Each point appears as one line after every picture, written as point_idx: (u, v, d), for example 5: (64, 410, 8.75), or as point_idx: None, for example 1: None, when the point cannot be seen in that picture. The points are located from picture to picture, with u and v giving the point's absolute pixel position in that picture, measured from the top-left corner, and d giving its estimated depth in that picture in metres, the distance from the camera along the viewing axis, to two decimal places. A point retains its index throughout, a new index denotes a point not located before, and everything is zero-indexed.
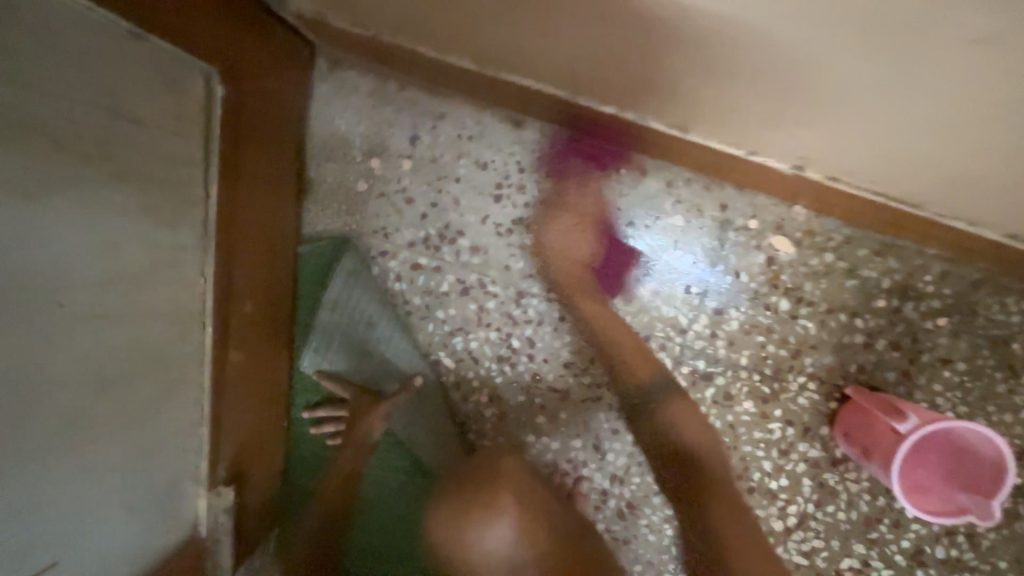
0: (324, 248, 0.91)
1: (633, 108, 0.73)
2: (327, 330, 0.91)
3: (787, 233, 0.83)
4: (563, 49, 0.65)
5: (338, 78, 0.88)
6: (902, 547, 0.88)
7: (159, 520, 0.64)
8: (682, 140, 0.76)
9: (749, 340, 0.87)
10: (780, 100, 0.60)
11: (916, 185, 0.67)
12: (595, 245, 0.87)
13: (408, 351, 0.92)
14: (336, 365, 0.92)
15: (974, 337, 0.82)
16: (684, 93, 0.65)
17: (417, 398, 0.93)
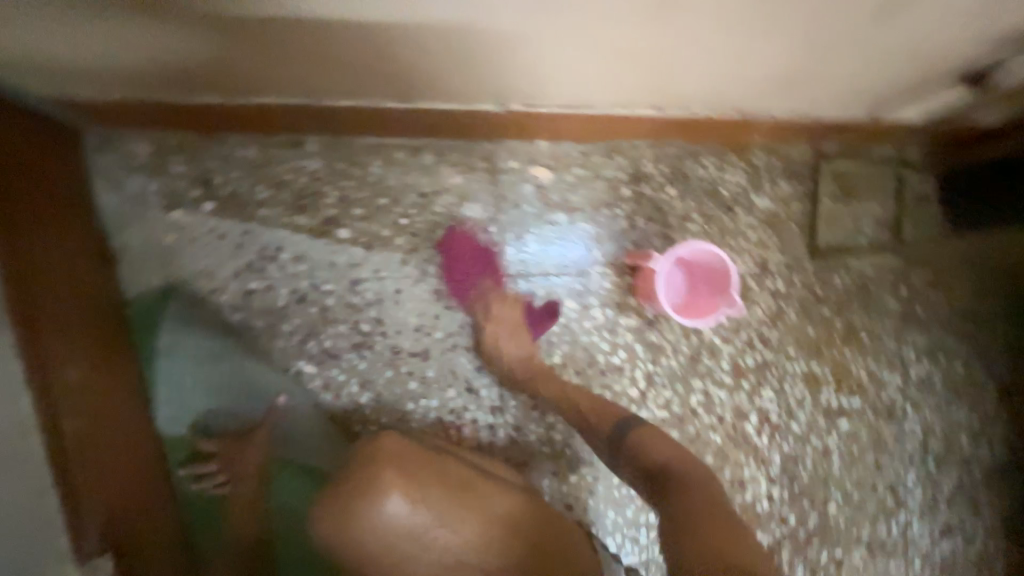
0: (150, 306, 0.94)
1: (367, 97, 0.90)
2: (180, 379, 0.94)
3: (541, 163, 1.05)
4: (280, 72, 0.80)
5: (116, 150, 0.95)
6: (726, 368, 1.09)
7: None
8: (418, 112, 0.94)
9: (551, 253, 1.05)
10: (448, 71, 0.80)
11: (581, 97, 0.90)
12: (401, 220, 1.01)
13: (268, 371, 0.98)
14: (200, 408, 0.94)
15: (695, 194, 1.10)
16: (387, 79, 0.84)
17: (289, 413, 0.97)
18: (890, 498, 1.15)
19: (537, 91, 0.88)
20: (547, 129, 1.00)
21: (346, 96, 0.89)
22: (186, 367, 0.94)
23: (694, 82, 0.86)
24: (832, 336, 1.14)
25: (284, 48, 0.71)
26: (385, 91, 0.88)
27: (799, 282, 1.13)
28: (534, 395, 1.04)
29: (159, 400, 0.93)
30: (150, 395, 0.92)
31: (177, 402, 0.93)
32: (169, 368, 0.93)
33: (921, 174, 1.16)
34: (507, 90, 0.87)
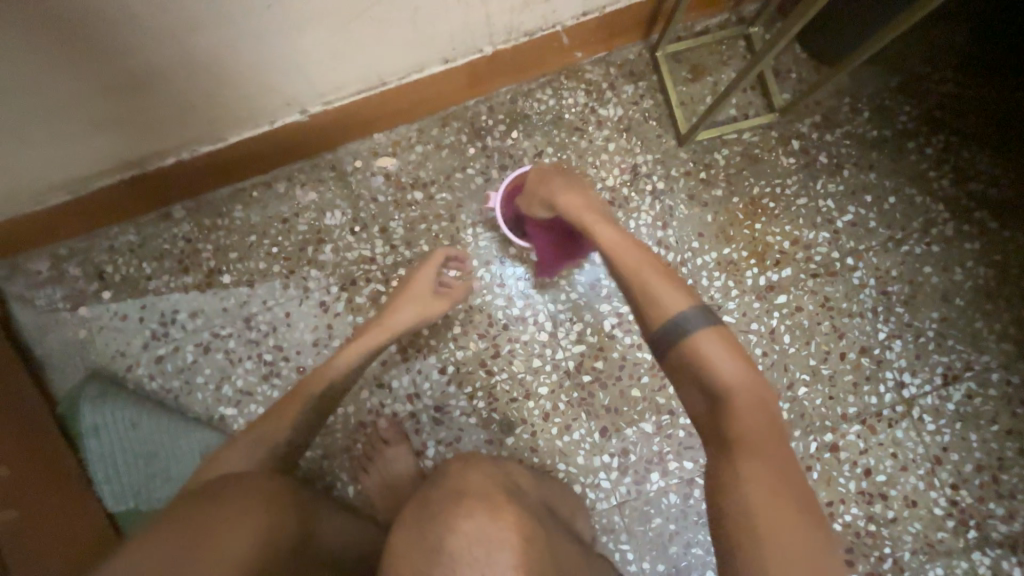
0: (76, 397, 1.02)
1: (184, 147, 0.97)
2: (115, 455, 1.00)
3: (383, 154, 1.09)
4: (88, 145, 0.89)
5: (21, 273, 1.07)
6: None
7: None
8: (237, 147, 1.00)
9: (419, 231, 1.07)
10: (218, 92, 0.86)
11: (365, 75, 0.93)
12: (273, 249, 1.07)
13: (187, 426, 1.01)
14: (135, 477, 1.00)
15: (541, 128, 1.09)
16: (182, 122, 0.91)
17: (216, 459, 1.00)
18: (867, 361, 1.02)
19: (319, 86, 0.92)
20: (369, 121, 1.04)
21: (165, 153, 0.97)
22: (118, 442, 1.00)
23: (459, 28, 0.90)
24: (736, 215, 1.07)
25: (56, 113, 0.80)
26: (193, 135, 0.95)
27: (679, 174, 1.08)
28: (446, 370, 1.04)
29: (101, 479, 0.99)
30: (93, 476, 0.99)
31: (115, 478, 0.99)
32: (102, 448, 1.00)
33: (768, 25, 1.10)
34: (291, 94, 0.92)
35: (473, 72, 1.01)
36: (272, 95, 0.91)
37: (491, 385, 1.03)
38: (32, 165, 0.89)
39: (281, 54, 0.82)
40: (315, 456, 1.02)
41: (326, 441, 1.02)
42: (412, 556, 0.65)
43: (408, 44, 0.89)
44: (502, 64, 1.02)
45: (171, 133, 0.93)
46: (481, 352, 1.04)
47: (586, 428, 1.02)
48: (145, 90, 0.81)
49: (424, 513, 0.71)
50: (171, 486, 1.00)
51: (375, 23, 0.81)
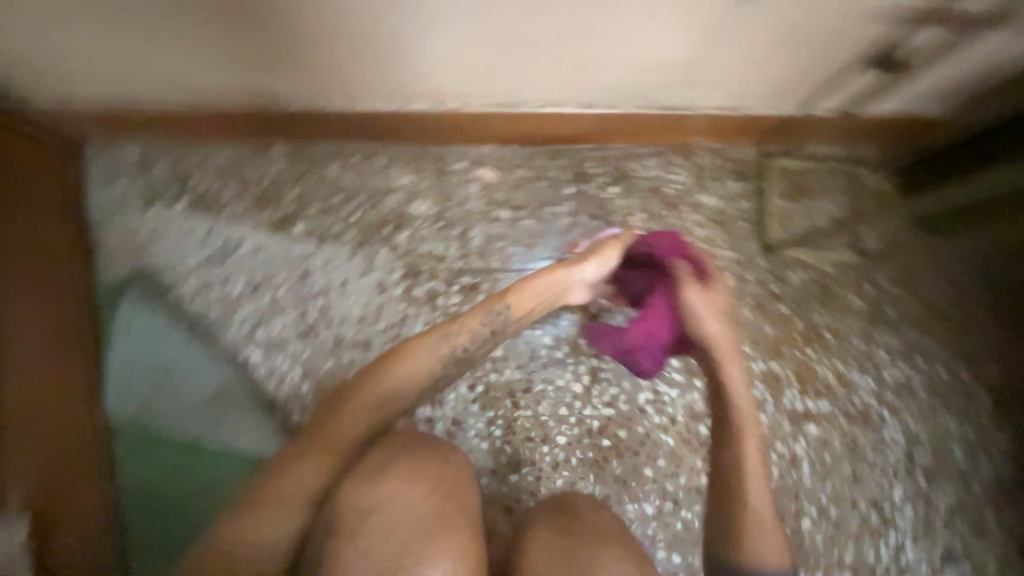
0: (119, 293, 1.02)
1: (313, 101, 0.99)
2: (137, 362, 1.00)
3: (486, 164, 1.11)
4: (229, 73, 0.90)
5: (108, 155, 1.07)
6: (675, 365, 1.06)
7: None
8: (362, 113, 1.01)
9: (495, 248, 1.09)
10: (372, 64, 0.88)
11: (507, 94, 0.96)
12: (353, 216, 1.08)
13: (217, 358, 1.02)
14: (147, 391, 0.99)
15: (638, 192, 1.12)
16: (325, 80, 0.92)
17: (233, 399, 1.01)
18: (875, 517, 1.03)
19: (463, 89, 0.95)
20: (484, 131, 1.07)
21: (293, 100, 0.98)
22: (144, 350, 1.00)
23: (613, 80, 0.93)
24: (793, 335, 1.09)
25: (220, 39, 0.81)
26: (328, 93, 0.96)
27: (752, 279, 1.11)
28: (475, 388, 1.04)
29: (116, 381, 0.99)
30: (108, 375, 0.99)
31: (127, 385, 0.99)
32: (125, 352, 0.99)
33: (876, 172, 1.15)
34: (436, 87, 0.94)
35: (600, 121, 1.04)
36: (418, 84, 0.93)
37: (514, 418, 1.03)
38: (169, 75, 0.90)
39: (447, 53, 0.84)
40: None
41: None
42: (553, 559, 0.75)
43: (560, 81, 0.92)
44: (627, 124, 1.06)
45: (310, 87, 0.94)
46: (514, 382, 1.04)
47: (589, 490, 1.02)
48: (310, 43, 0.83)
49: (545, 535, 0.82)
50: (180, 412, 1.00)
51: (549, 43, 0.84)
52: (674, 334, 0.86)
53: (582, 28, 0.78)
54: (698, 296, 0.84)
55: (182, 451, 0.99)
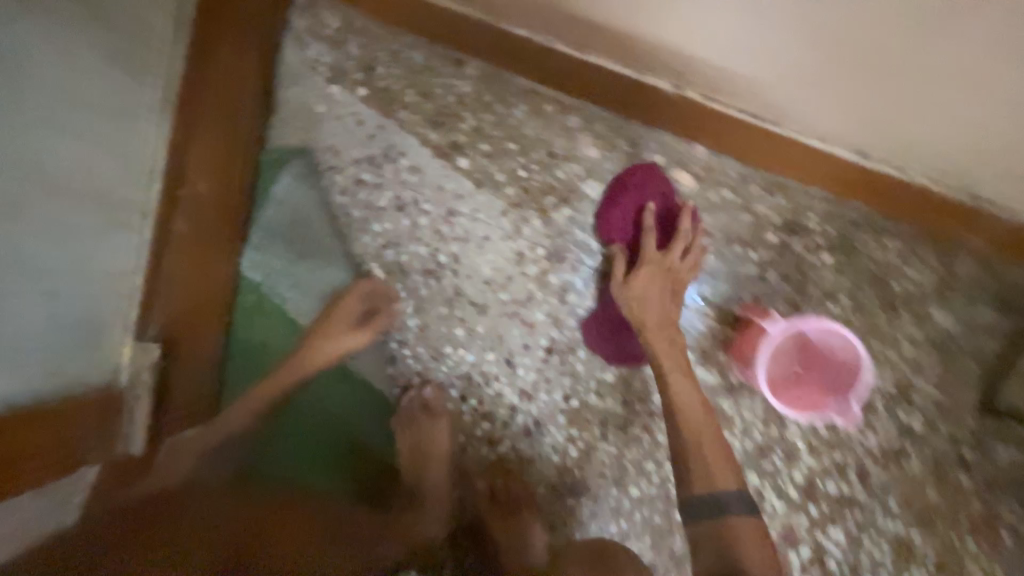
0: (282, 162, 1.02)
1: (546, 33, 0.91)
2: (277, 235, 1.01)
3: (688, 169, 0.93)
4: None
5: (312, 15, 1.02)
6: (796, 480, 0.90)
7: (90, 366, 0.75)
8: (586, 65, 0.91)
9: (655, 268, 0.93)
10: (629, 17, 0.79)
11: (762, 100, 0.81)
12: (519, 171, 0.97)
13: (343, 260, 1.01)
14: (274, 265, 1.01)
15: (856, 273, 0.89)
16: (571, 17, 0.85)
17: (346, 306, 1.01)
18: None
19: (715, 77, 0.81)
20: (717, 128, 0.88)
21: (529, 25, 0.91)
22: (286, 226, 1.01)
23: (920, 135, 0.74)
24: (960, 516, 0.87)
25: None
26: (566, 29, 0.88)
27: (943, 431, 0.88)
28: (569, 401, 0.95)
29: (253, 244, 1.01)
30: (249, 235, 1.01)
31: (259, 251, 1.01)
32: (268, 220, 1.01)
33: None
34: (685, 65, 0.82)
35: (857, 171, 0.84)
36: (667, 56, 0.82)
37: (595, 448, 0.95)
38: None
39: (719, 28, 0.73)
40: (412, 367, 1.00)
41: (430, 366, 0.99)
42: None
43: (836, 107, 0.75)
44: (890, 188, 0.84)
45: (552, 19, 0.87)
46: (611, 414, 0.95)
47: (639, 551, 0.94)
48: None
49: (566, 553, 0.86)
50: (297, 297, 1.01)
51: (868, 72, 0.68)
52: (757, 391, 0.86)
53: (908, 38, 0.62)
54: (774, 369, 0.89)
55: (286, 333, 1.02)
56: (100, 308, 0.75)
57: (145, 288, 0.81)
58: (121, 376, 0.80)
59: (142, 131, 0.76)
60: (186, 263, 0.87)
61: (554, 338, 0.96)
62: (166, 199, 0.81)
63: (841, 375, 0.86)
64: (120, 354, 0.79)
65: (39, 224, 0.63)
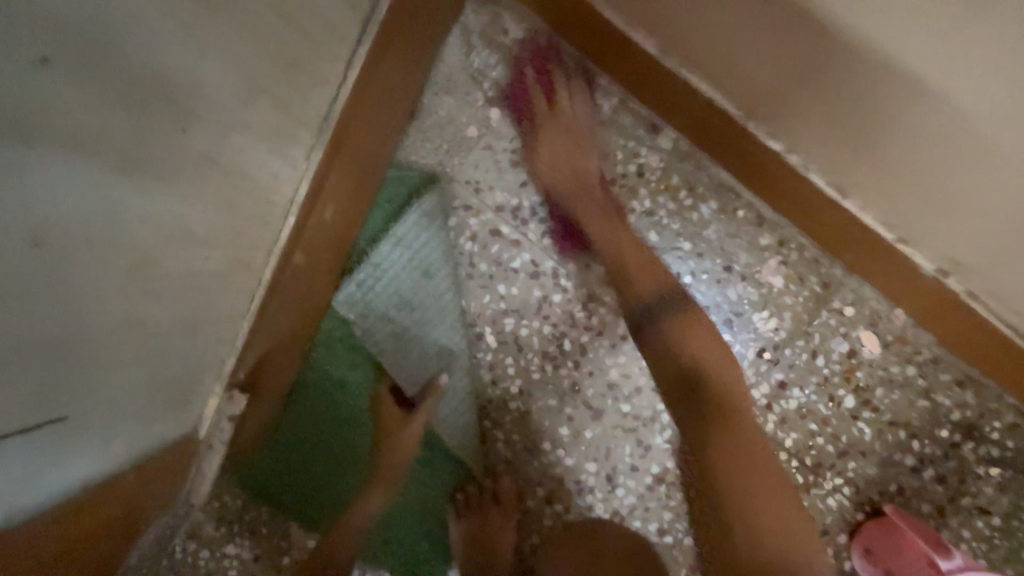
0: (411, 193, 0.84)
1: (801, 155, 0.70)
2: (385, 276, 0.86)
3: (878, 333, 0.80)
4: (725, 80, 0.68)
5: (492, 15, 0.82)
6: None
7: (178, 412, 0.67)
8: (835, 205, 0.72)
9: (802, 427, 0.83)
10: (882, 192, 0.65)
11: None
12: (685, 276, 0.83)
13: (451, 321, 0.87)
14: (372, 310, 0.86)
15: (1019, 497, 0.80)
16: (825, 162, 0.68)
17: (444, 376, 0.89)
18: None
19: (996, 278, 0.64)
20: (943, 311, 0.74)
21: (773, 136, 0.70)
22: (398, 269, 0.86)
23: None
24: None
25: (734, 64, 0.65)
26: (830, 161, 0.67)
27: None
28: (662, 537, 0.87)
29: (355, 280, 0.86)
30: (353, 268, 0.85)
31: (360, 290, 0.86)
32: (378, 256, 0.85)
33: None
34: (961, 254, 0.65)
35: None
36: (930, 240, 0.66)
37: None
38: (665, 35, 0.69)
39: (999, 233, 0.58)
40: (502, 452, 0.90)
41: (521, 456, 0.89)
42: None
43: None
44: None
45: (811, 148, 0.67)
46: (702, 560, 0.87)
47: None
48: (825, 134, 0.64)
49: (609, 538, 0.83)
50: (392, 351, 0.88)
51: (963, 186, 0.56)
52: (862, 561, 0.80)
53: None
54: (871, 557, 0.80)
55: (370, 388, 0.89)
56: (204, 353, 0.66)
57: (246, 337, 0.73)
58: (200, 425, 0.75)
59: (281, 161, 0.64)
60: (286, 302, 0.76)
61: (667, 468, 0.86)
62: (292, 236, 0.72)
63: None
64: (205, 407, 0.74)
65: (170, 281, 0.52)
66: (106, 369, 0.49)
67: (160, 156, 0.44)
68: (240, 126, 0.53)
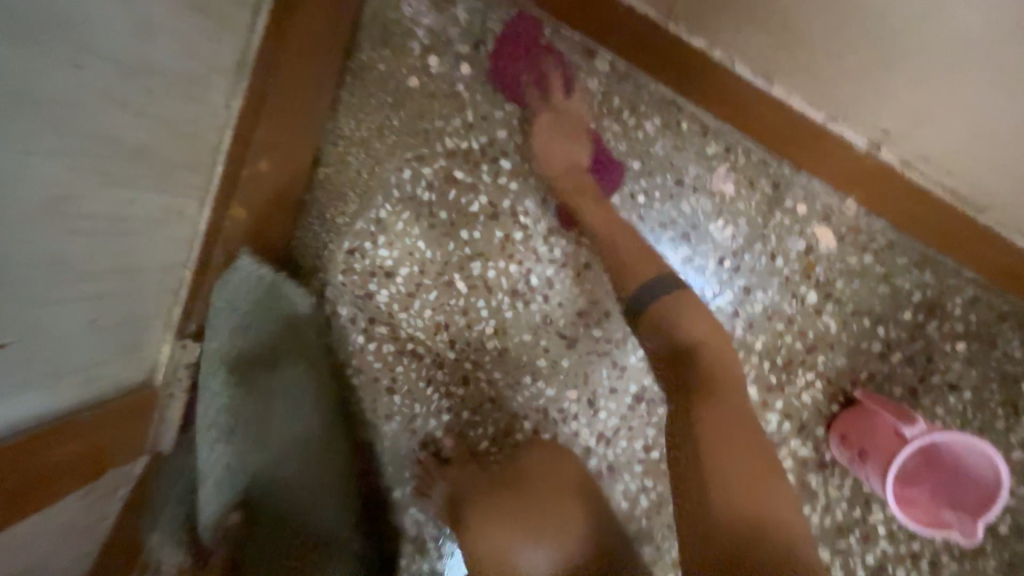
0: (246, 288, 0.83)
1: (721, 43, 0.73)
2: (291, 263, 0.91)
3: (832, 226, 0.81)
4: None
5: None
6: (867, 563, 0.88)
7: (125, 362, 0.71)
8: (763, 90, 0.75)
9: (770, 327, 0.85)
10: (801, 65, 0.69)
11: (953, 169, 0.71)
12: (639, 196, 0.84)
13: (384, 283, 0.91)
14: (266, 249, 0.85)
15: (987, 367, 0.82)
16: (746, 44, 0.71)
17: (388, 345, 0.93)
18: None
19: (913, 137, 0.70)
20: (878, 176, 0.76)
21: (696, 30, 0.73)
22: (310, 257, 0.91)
23: None
24: None
25: None
26: (748, 46, 0.71)
27: None
28: (649, 450, 0.90)
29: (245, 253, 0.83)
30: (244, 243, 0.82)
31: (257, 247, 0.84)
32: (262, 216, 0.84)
33: None
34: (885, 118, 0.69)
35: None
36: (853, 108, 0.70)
37: (666, 499, 0.91)
38: None
39: None
40: (485, 391, 0.92)
41: (504, 392, 0.92)
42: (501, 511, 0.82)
43: None
44: None
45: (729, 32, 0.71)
46: None
47: None
48: None
49: (575, 464, 0.87)
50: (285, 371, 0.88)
51: None
52: (851, 437, 0.80)
53: None
54: (858, 429, 0.79)
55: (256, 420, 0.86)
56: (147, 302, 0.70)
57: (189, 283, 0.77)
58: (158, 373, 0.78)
59: (198, 106, 0.67)
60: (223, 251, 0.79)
61: (644, 385, 0.89)
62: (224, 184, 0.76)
63: (965, 487, 0.71)
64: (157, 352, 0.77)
65: (96, 223, 0.56)
66: (42, 304, 0.53)
67: (69, 91, 0.48)
68: (153, 70, 0.56)
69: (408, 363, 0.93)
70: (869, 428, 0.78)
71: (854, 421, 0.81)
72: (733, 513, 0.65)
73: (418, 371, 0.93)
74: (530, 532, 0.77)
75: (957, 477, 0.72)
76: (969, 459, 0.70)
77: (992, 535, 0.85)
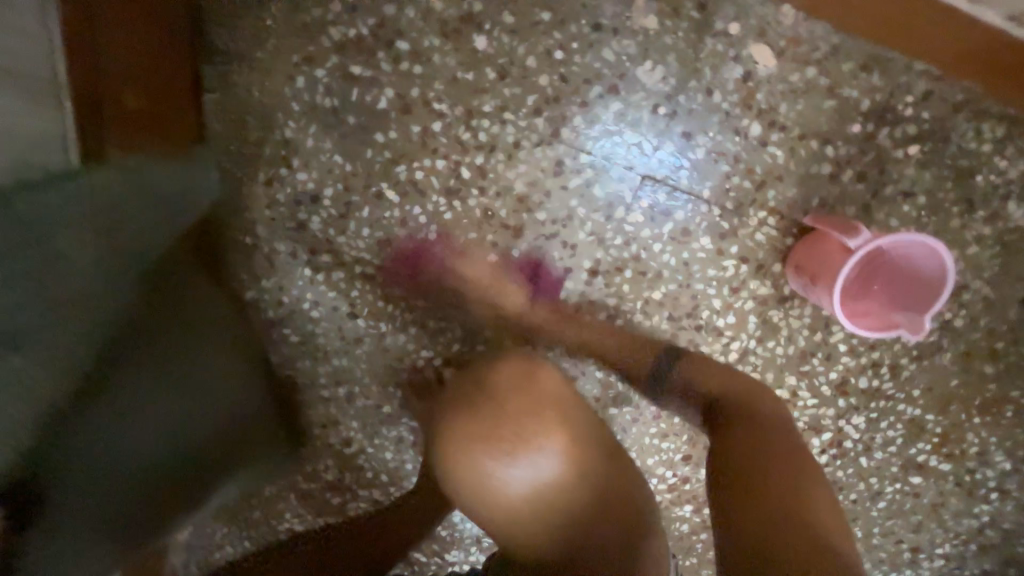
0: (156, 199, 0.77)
1: None
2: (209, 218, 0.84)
3: (770, 43, 0.74)
4: None
5: None
6: (830, 379, 0.94)
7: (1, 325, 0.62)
8: None
9: (716, 172, 0.81)
10: None
11: None
12: (556, 51, 0.75)
13: (314, 209, 0.86)
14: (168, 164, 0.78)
15: (941, 168, 0.79)
16: None
17: (337, 274, 0.91)
18: (907, 555, 1.09)
19: None
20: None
21: None
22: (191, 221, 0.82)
23: None
24: (973, 398, 0.94)
25: None
26: None
27: (984, 325, 0.89)
28: (613, 320, 0.92)
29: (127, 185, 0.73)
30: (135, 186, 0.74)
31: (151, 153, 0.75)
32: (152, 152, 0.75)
33: None
34: None
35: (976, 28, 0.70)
36: None
37: None
38: None
39: None
40: (444, 298, 0.92)
41: (462, 295, 0.91)
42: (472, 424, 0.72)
43: None
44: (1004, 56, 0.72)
45: None
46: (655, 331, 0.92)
47: (676, 445, 1.02)
48: None
49: (551, 371, 0.76)
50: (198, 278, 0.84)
51: None
52: (807, 268, 0.80)
53: None
54: (814, 257, 0.79)
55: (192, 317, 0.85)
56: None
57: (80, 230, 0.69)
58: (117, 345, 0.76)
59: None
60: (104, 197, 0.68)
61: (598, 259, 0.88)
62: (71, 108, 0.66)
63: (917, 288, 0.73)
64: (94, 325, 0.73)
65: None
66: None
67: None
68: None
69: (362, 286, 0.91)
70: (825, 254, 0.77)
71: (808, 250, 0.80)
72: (779, 513, 0.61)
73: (374, 292, 0.92)
74: (498, 454, 0.70)
75: (909, 280, 0.73)
76: (917, 259, 0.71)
77: (947, 331, 0.89)
